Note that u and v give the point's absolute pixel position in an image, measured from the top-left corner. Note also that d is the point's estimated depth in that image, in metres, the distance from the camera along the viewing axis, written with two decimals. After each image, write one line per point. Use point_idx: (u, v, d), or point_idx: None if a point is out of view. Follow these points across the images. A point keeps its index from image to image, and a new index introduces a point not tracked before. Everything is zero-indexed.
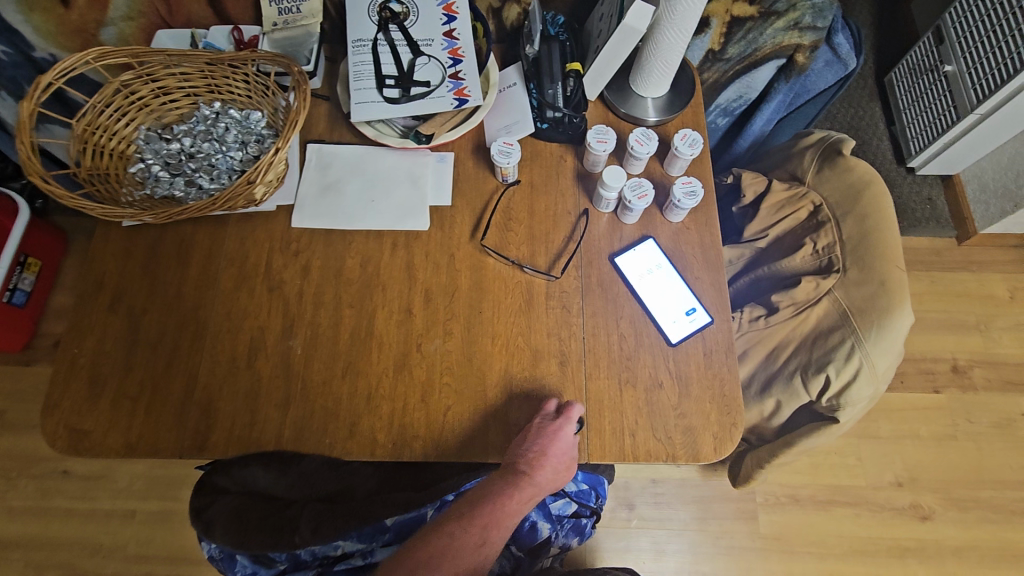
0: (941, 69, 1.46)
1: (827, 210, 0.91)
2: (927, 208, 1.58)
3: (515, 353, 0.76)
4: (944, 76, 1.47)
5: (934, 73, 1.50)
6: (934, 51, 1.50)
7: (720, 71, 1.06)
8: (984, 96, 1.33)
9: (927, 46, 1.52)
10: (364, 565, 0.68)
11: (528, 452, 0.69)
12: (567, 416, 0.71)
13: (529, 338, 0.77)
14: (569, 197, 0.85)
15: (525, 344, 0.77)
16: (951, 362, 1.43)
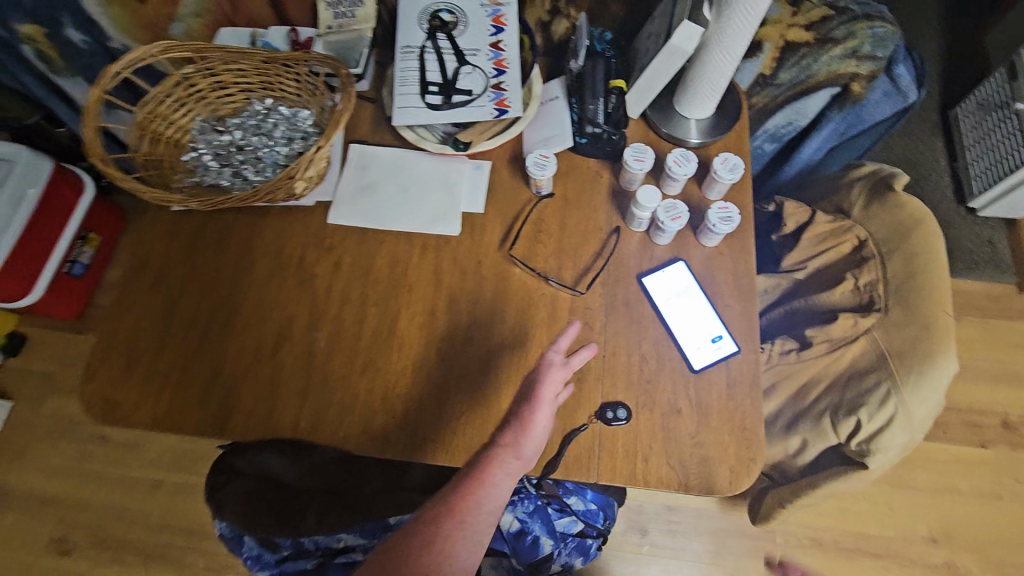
0: (1013, 106, 1.39)
1: (872, 245, 0.87)
2: (987, 251, 1.49)
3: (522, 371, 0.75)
4: (1015, 114, 1.39)
5: (1005, 110, 1.42)
6: (1006, 87, 1.42)
7: (771, 96, 1.02)
8: None
9: (999, 81, 1.45)
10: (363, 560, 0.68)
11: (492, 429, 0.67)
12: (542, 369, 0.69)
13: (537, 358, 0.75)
14: (601, 213, 0.85)
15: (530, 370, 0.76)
16: (1001, 417, 1.34)
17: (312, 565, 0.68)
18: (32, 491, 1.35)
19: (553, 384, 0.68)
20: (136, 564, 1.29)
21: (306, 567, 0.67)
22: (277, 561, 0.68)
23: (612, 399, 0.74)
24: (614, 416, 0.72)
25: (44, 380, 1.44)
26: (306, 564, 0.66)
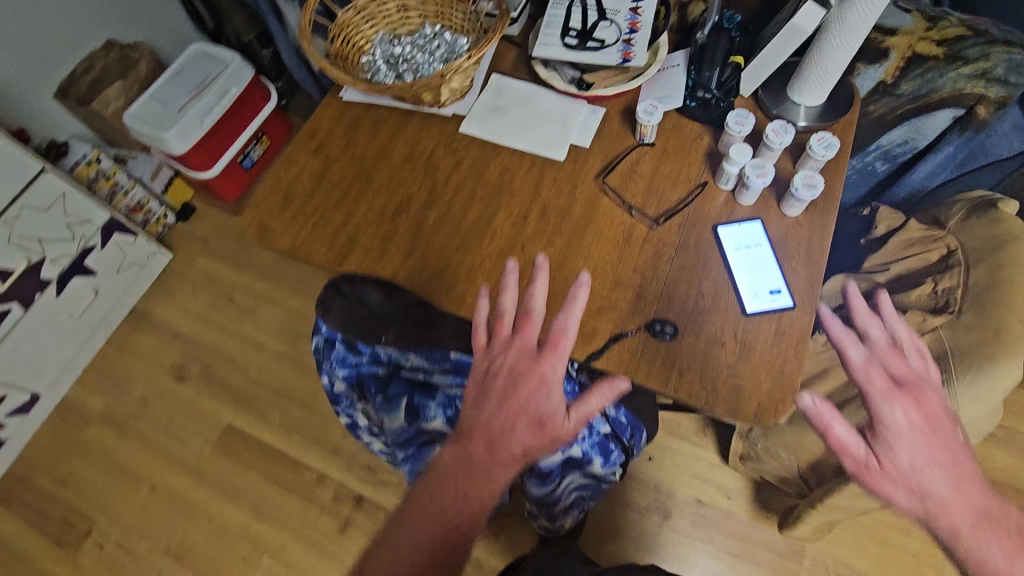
0: None
1: (960, 254, 0.88)
2: None
3: (530, 328, 0.70)
4: None
5: None
6: None
7: (888, 106, 1.05)
8: None
9: None
10: (422, 380, 0.86)
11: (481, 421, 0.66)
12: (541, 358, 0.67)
13: (538, 300, 0.71)
14: (694, 168, 0.93)
15: (532, 316, 0.70)
16: None
17: (382, 371, 0.85)
18: (169, 326, 1.64)
19: (553, 365, 0.66)
20: (227, 404, 1.53)
21: (379, 371, 0.85)
22: (358, 362, 0.86)
23: (662, 316, 0.82)
24: (661, 329, 0.80)
25: (199, 244, 1.75)
26: (379, 368, 0.84)
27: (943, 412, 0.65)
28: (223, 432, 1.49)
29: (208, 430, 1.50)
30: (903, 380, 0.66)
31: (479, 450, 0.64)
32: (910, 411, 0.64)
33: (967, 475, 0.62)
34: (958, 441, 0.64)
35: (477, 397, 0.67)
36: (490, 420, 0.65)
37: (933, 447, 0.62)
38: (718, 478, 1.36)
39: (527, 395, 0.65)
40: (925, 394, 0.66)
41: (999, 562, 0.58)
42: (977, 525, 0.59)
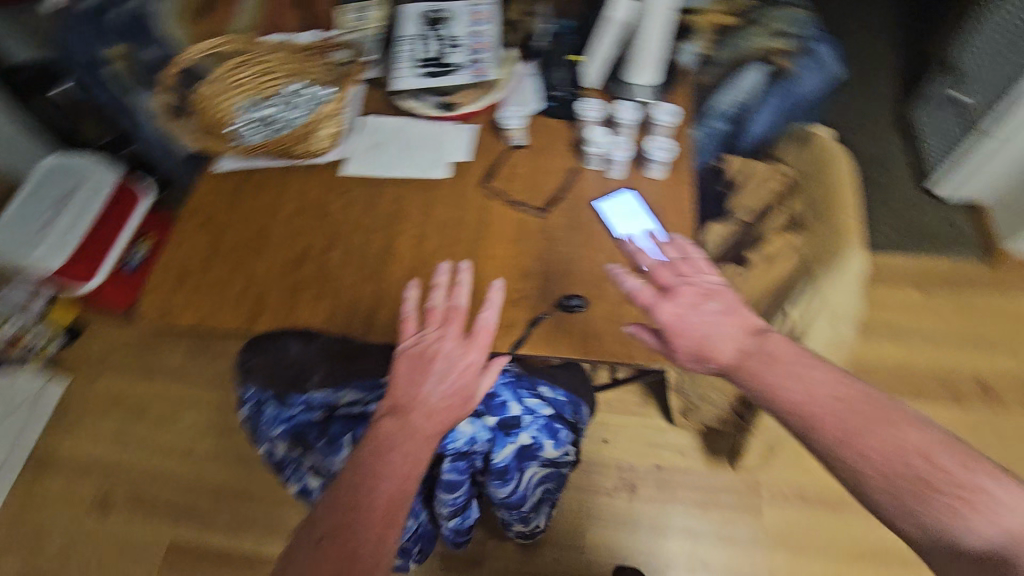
0: (961, 102, 1.60)
1: (794, 175, 1.03)
2: (951, 231, 1.66)
3: (457, 320, 0.81)
4: (963, 109, 1.60)
5: (954, 106, 1.64)
6: (951, 86, 1.65)
7: (710, 74, 1.22)
8: (996, 121, 1.47)
9: (945, 83, 1.68)
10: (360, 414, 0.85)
11: (411, 395, 0.73)
12: (470, 342, 0.78)
13: (462, 297, 0.84)
14: (564, 157, 1.02)
15: (460, 309, 0.82)
16: (974, 377, 1.46)
17: (319, 416, 0.86)
18: (78, 459, 1.50)
19: (476, 348, 0.77)
20: (165, 520, 1.41)
21: (315, 416, 0.86)
22: (291, 414, 0.87)
23: (573, 291, 0.88)
24: (571, 302, 0.86)
25: (95, 362, 1.62)
26: (313, 413, 0.85)
27: (705, 293, 0.74)
28: (166, 553, 1.37)
29: (150, 555, 1.37)
30: (667, 285, 0.76)
31: (416, 421, 0.71)
32: (670, 307, 0.73)
33: (735, 329, 0.70)
34: (721, 309, 0.72)
35: (410, 376, 0.74)
36: (425, 395, 0.73)
37: (698, 326, 0.71)
38: (668, 441, 1.43)
39: (456, 374, 0.75)
40: (681, 288, 0.75)
41: (778, 391, 0.64)
42: (746, 365, 0.67)
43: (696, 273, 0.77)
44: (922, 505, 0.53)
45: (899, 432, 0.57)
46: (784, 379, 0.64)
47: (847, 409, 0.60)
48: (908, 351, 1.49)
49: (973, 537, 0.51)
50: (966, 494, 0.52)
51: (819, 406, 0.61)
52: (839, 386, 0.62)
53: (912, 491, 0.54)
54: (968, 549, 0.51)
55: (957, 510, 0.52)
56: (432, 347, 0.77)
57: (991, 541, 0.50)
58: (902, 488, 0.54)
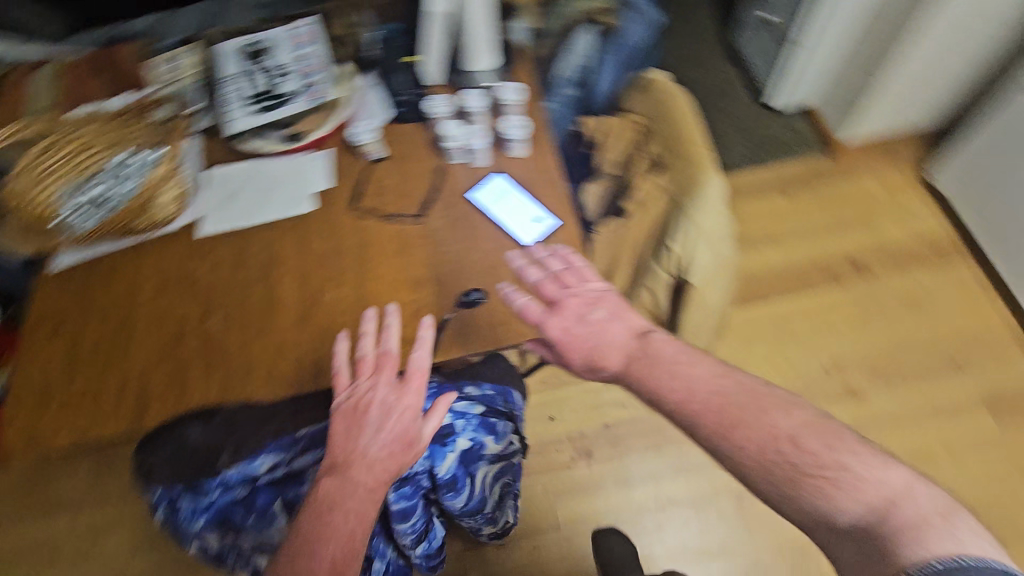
0: (771, 20, 1.77)
1: (643, 122, 1.12)
2: (795, 136, 1.84)
3: (390, 364, 0.80)
4: (774, 26, 1.77)
5: (766, 26, 1.80)
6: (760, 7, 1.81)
7: (546, 46, 1.24)
8: (801, 32, 1.64)
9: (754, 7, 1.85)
10: (284, 477, 0.86)
11: (349, 451, 0.76)
12: (405, 386, 0.78)
13: (392, 340, 0.82)
14: (426, 158, 1.01)
15: (391, 354, 0.80)
16: (846, 258, 1.63)
17: (241, 493, 0.85)
18: None
19: (410, 392, 0.78)
20: None
21: (236, 496, 0.85)
22: (209, 501, 0.85)
23: (471, 285, 0.88)
24: (469, 297, 0.86)
25: None
26: (235, 493, 0.84)
27: (589, 302, 0.79)
28: None
29: None
30: (553, 299, 0.80)
31: (357, 475, 0.75)
32: (558, 322, 0.77)
33: (620, 334, 0.76)
34: (603, 317, 0.77)
35: (347, 431, 0.77)
36: (363, 449, 0.76)
37: (584, 337, 0.76)
38: (610, 398, 1.47)
39: (393, 424, 0.76)
40: (566, 302, 0.79)
41: (660, 389, 0.69)
42: (632, 370, 0.72)
43: (579, 282, 0.80)
44: (794, 489, 0.58)
45: (769, 420, 0.62)
46: (666, 380, 0.69)
47: (723, 401, 0.65)
48: (788, 251, 1.64)
49: (841, 513, 0.55)
50: (830, 473, 0.57)
51: (698, 402, 0.66)
52: (716, 381, 0.67)
53: (785, 476, 0.58)
54: (838, 525, 0.55)
55: (823, 490, 0.56)
56: (366, 398, 0.78)
57: (858, 517, 0.54)
58: (775, 475, 0.59)
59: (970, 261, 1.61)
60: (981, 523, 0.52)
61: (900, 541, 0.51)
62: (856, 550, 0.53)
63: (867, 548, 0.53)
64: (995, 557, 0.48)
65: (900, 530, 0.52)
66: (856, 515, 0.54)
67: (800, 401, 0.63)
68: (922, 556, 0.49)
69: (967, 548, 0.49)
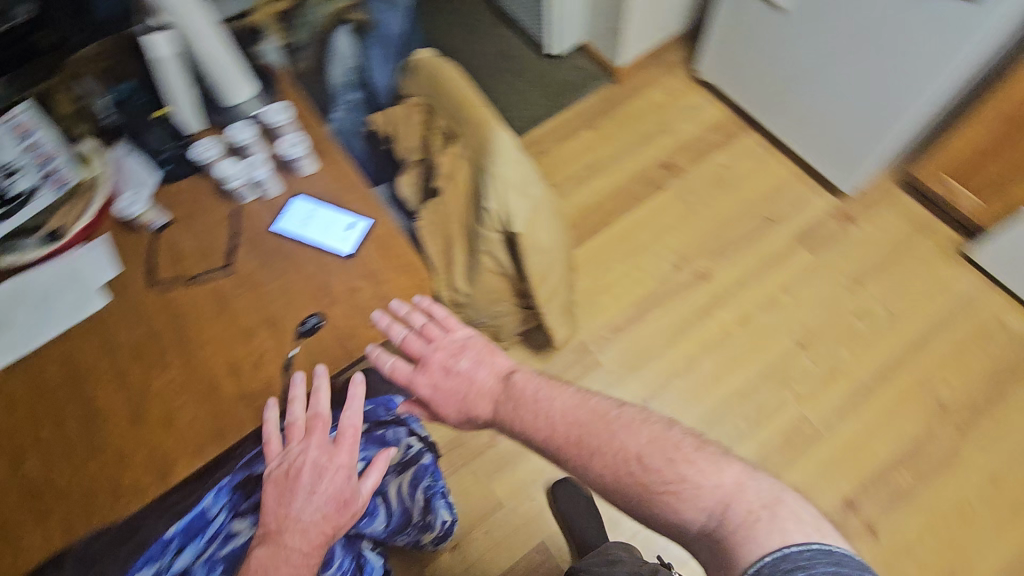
0: None
1: (422, 100, 1.09)
2: (581, 74, 1.99)
3: (322, 426, 0.75)
4: None
5: None
6: None
7: (308, 58, 1.27)
8: None
9: None
10: None
11: (279, 519, 0.71)
12: (337, 443, 0.73)
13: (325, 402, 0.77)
14: (215, 206, 0.94)
15: (322, 415, 0.76)
16: (657, 165, 1.82)
17: None
18: None
19: (340, 450, 0.73)
20: None
21: None
22: None
23: (307, 313, 0.84)
24: (308, 325, 0.82)
25: None
26: None
27: (455, 353, 0.79)
28: None
29: None
30: (418, 356, 0.79)
31: (286, 544, 0.69)
32: (426, 381, 0.77)
33: (486, 381, 0.77)
34: (467, 367, 0.78)
35: (277, 498, 0.72)
36: (294, 516, 0.70)
37: (453, 390, 0.77)
38: None
39: (326, 485, 0.71)
40: (430, 358, 0.78)
41: (524, 426, 0.71)
42: (500, 414, 0.73)
43: (442, 335, 0.80)
44: (647, 505, 0.60)
45: (618, 442, 0.64)
46: (530, 418, 0.70)
47: (580, 430, 0.66)
48: (609, 178, 1.80)
49: (689, 522, 0.58)
50: (673, 487, 0.59)
51: (559, 432, 0.68)
52: (572, 410, 0.69)
53: (639, 497, 0.60)
54: (691, 533, 0.58)
55: (670, 503, 0.59)
56: (297, 462, 0.73)
57: (704, 524, 0.57)
58: (631, 498, 0.61)
59: (751, 132, 1.85)
60: (810, 511, 0.54)
61: (736, 540, 0.54)
62: (708, 551, 0.56)
63: (714, 551, 0.56)
64: (814, 539, 0.52)
65: (735, 530, 0.55)
66: (704, 523, 0.57)
67: (652, 416, 0.66)
68: (757, 553, 0.52)
69: (790, 537, 0.52)
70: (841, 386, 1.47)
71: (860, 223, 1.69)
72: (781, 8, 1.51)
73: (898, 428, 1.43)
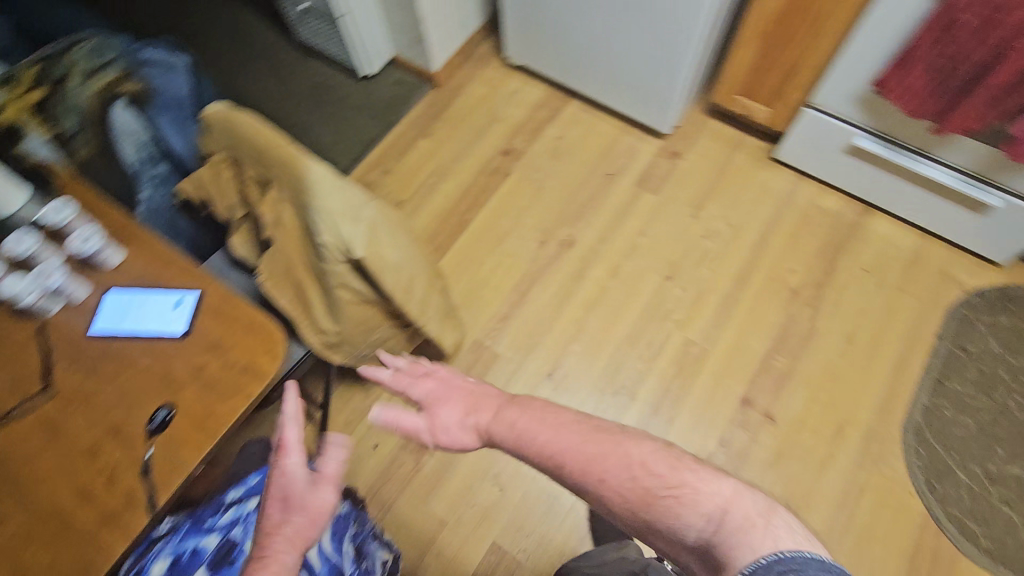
0: (306, 7, 1.85)
1: (227, 155, 1.05)
2: (400, 87, 2.01)
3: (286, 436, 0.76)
4: (313, 11, 1.86)
5: (307, 14, 1.89)
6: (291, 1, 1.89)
7: (88, 143, 1.15)
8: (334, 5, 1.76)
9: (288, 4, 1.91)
10: None
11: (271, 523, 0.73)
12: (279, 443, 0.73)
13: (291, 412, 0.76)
14: (15, 329, 0.84)
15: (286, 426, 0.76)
16: (497, 154, 1.88)
17: None
18: None
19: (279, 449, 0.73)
20: None
21: None
22: None
23: (154, 405, 0.78)
24: (157, 418, 0.76)
25: None
26: None
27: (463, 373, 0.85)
28: None
29: None
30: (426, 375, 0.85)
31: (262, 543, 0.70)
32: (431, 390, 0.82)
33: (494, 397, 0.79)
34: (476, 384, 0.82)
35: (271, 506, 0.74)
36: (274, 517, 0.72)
37: (457, 397, 0.80)
38: None
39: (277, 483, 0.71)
40: (440, 374, 0.84)
41: (526, 423, 0.71)
42: (504, 413, 0.74)
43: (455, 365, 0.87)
44: (647, 508, 0.60)
45: (626, 451, 0.64)
46: (534, 421, 0.71)
47: (585, 437, 0.67)
48: (457, 178, 1.83)
49: (687, 528, 0.58)
50: (676, 492, 0.59)
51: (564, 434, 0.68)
52: (582, 422, 0.70)
53: (639, 498, 0.60)
54: (688, 542, 0.58)
55: (672, 509, 0.59)
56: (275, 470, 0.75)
57: (701, 530, 0.57)
58: (631, 502, 0.61)
59: (571, 100, 1.97)
60: (800, 523, 0.57)
61: (732, 544, 0.55)
62: (706, 559, 0.57)
63: (708, 557, 0.56)
64: (806, 547, 0.53)
65: (733, 536, 0.55)
66: (702, 528, 0.57)
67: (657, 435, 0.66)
68: (747, 557, 0.53)
69: (783, 543, 0.53)
70: (712, 303, 1.62)
71: (684, 156, 1.86)
72: None
73: (766, 322, 1.60)
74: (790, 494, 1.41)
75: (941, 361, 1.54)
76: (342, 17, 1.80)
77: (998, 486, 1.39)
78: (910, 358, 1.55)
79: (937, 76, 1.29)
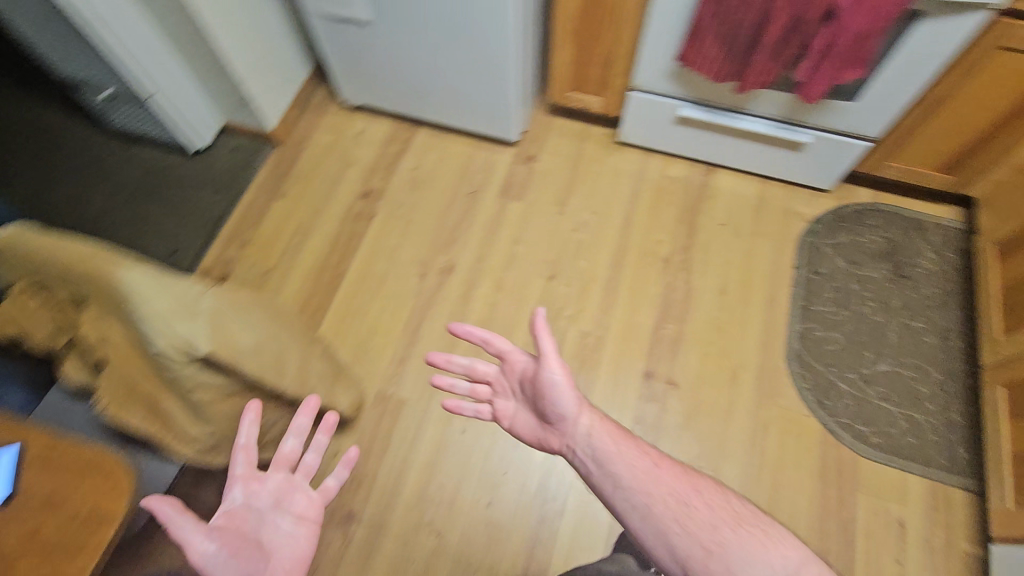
0: (111, 93, 1.71)
1: (27, 281, 0.94)
2: (239, 153, 1.91)
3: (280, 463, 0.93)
4: (119, 96, 1.73)
5: (114, 100, 1.75)
6: (92, 90, 1.74)
7: None
8: (140, 85, 1.63)
9: (89, 93, 1.76)
10: None
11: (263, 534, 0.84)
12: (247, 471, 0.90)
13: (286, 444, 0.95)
14: None
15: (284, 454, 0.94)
16: (357, 198, 1.84)
17: None
18: None
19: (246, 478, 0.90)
20: None
21: None
22: None
23: None
24: None
25: None
26: None
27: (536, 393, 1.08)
28: None
29: None
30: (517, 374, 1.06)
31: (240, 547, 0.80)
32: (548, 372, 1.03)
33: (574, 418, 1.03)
34: None
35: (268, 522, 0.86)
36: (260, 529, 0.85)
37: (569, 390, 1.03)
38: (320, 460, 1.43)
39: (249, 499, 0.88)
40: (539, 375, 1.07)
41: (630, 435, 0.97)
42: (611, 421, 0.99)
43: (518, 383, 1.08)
44: (739, 534, 0.80)
45: (717, 492, 0.87)
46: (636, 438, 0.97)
47: (682, 471, 0.91)
48: (321, 233, 1.77)
49: (771, 562, 0.77)
50: (762, 526, 0.81)
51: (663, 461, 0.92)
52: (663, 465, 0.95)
53: (733, 518, 0.83)
54: None
55: (756, 538, 0.79)
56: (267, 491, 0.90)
57: (780, 567, 0.76)
58: (726, 519, 0.82)
59: (419, 129, 1.96)
60: None
61: None
62: None
63: None
64: None
65: None
66: (777, 568, 0.76)
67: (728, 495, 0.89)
68: None
69: None
70: (597, 291, 1.68)
71: (538, 158, 1.92)
72: (361, 21, 1.60)
73: (649, 295, 1.68)
74: (708, 449, 1.48)
75: (802, 288, 1.70)
76: (152, 98, 1.68)
77: (874, 385, 1.56)
78: (777, 293, 1.69)
79: (727, 40, 1.40)
